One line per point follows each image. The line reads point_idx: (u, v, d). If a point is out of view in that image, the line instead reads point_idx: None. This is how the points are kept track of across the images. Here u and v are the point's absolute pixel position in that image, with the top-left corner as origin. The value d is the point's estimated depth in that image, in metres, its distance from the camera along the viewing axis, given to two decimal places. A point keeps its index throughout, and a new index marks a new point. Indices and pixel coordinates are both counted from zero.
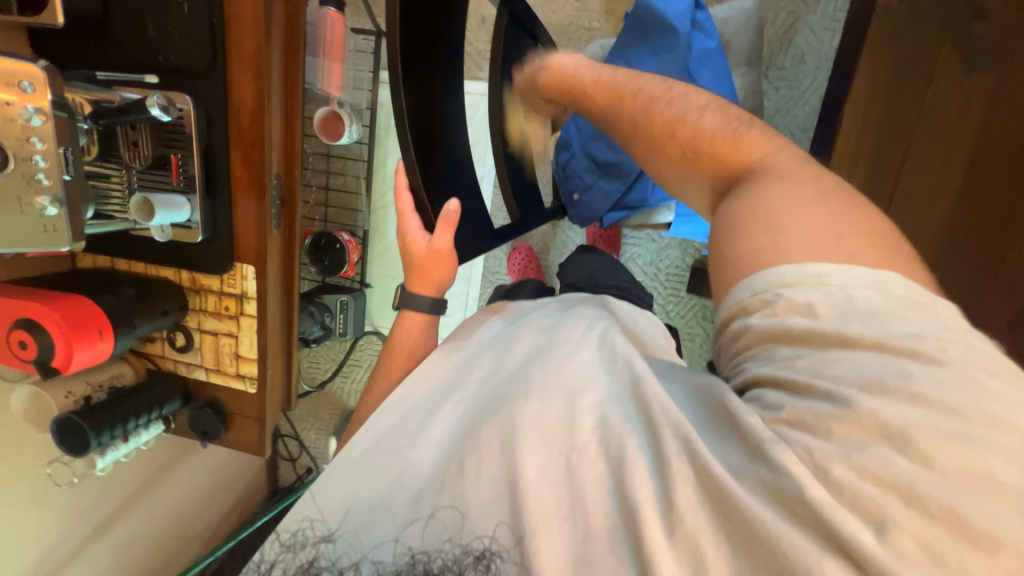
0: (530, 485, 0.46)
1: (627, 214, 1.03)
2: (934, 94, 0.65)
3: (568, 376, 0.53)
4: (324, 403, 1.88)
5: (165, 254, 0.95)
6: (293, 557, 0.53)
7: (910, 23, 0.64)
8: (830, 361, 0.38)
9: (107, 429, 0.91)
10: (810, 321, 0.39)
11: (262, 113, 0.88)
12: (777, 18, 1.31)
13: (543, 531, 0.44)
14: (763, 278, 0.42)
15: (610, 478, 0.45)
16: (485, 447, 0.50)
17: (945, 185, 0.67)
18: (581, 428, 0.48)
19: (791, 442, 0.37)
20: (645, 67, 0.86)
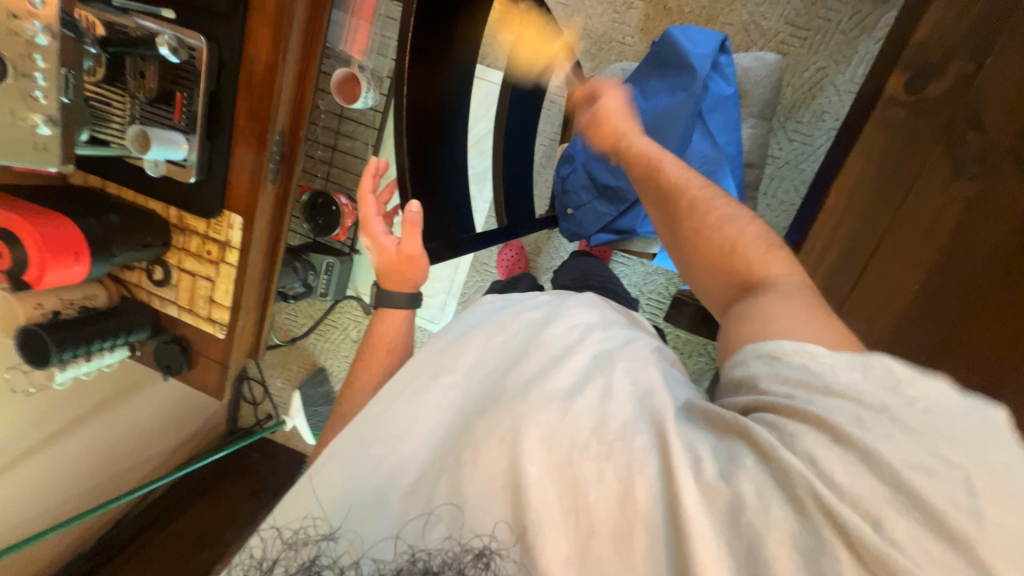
0: (531, 485, 0.45)
1: (615, 238, 1.04)
2: (921, 190, 0.67)
3: (567, 379, 0.52)
4: (295, 356, 1.91)
5: (157, 188, 0.96)
6: (293, 555, 0.51)
7: (913, 117, 0.66)
8: (824, 395, 0.43)
9: (71, 346, 0.92)
10: (802, 370, 0.45)
11: (275, 68, 0.88)
12: (806, 71, 1.31)
13: (548, 527, 0.43)
14: (751, 347, 0.50)
15: (615, 482, 0.44)
16: (483, 440, 0.49)
17: (909, 278, 0.69)
18: (582, 430, 0.47)
19: (799, 451, 0.40)
20: (658, 101, 0.88)
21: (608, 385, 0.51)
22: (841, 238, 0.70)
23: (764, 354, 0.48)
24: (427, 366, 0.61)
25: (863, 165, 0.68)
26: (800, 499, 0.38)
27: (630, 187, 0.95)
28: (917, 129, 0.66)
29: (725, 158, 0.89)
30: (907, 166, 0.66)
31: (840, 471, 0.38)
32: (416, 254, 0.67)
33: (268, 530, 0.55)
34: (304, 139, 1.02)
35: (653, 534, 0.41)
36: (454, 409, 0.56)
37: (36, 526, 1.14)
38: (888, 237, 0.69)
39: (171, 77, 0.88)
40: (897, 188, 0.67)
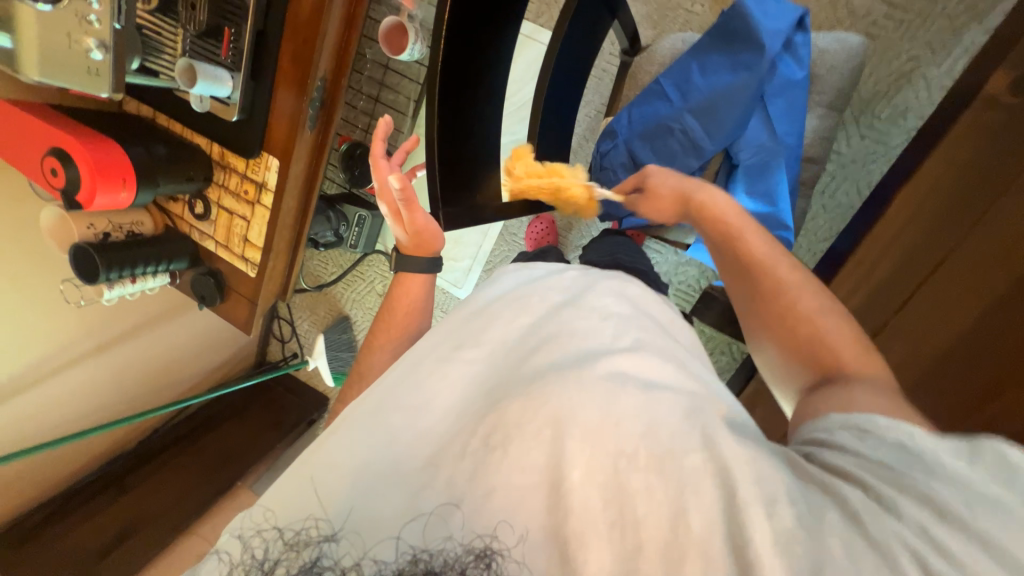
0: (575, 488, 0.42)
1: (649, 223, 0.99)
2: (1000, 210, 0.60)
3: (608, 377, 0.50)
4: (322, 302, 1.98)
5: (202, 124, 0.98)
6: (293, 558, 0.45)
7: (1009, 125, 0.58)
8: (931, 477, 0.40)
9: (117, 267, 0.99)
10: (902, 444, 0.43)
11: (322, 9, 0.86)
12: (895, 61, 1.17)
13: (590, 539, 0.40)
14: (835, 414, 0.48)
15: (666, 500, 0.41)
16: (517, 428, 0.46)
17: (968, 306, 0.63)
18: (629, 437, 0.45)
19: (909, 525, 0.37)
20: (717, 79, 0.81)
21: (651, 391, 0.49)
22: (895, 253, 0.65)
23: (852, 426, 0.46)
24: (451, 345, 0.60)
25: (937, 174, 0.61)
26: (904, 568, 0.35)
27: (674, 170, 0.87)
28: (1011, 139, 0.58)
29: (782, 150, 0.82)
30: (989, 180, 0.60)
31: (947, 549, 0.36)
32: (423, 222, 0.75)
33: (268, 532, 0.48)
34: (345, 87, 1.02)
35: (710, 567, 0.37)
36: (481, 386, 0.54)
37: (83, 423, 1.26)
38: (947, 264, 0.63)
39: (220, 11, 0.87)
40: (970, 204, 0.61)
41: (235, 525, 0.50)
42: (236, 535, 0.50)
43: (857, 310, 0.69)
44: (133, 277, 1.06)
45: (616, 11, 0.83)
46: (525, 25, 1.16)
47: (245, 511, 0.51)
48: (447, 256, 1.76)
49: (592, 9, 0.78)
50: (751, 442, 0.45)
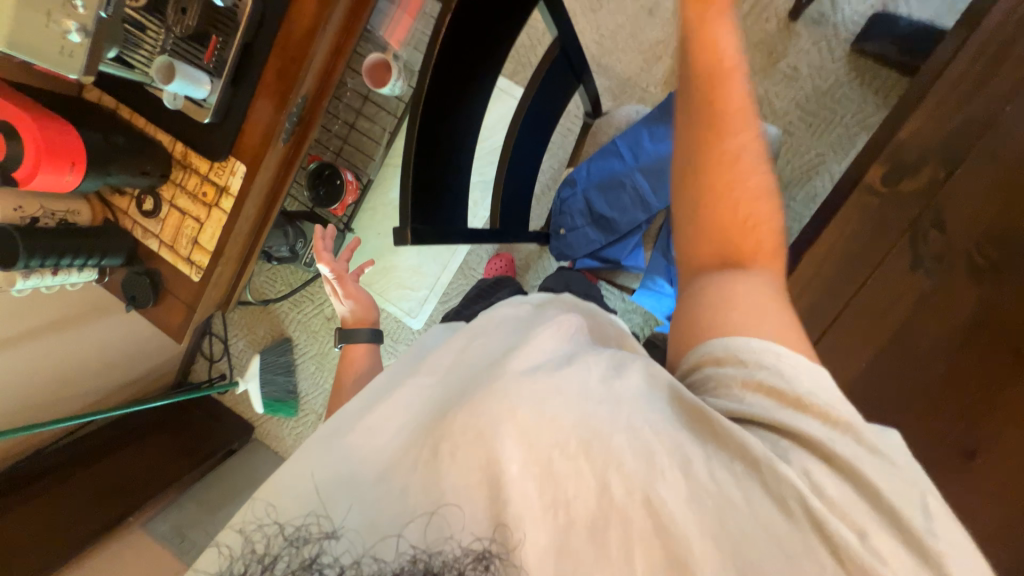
0: (512, 479, 0.46)
1: (599, 265, 1.08)
2: (879, 275, 0.72)
3: (540, 375, 0.49)
4: (263, 321, 1.88)
5: (170, 121, 0.97)
6: (295, 552, 0.48)
7: (883, 210, 0.72)
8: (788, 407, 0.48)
9: (40, 255, 0.91)
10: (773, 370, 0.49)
11: (314, 34, 0.92)
12: (806, 156, 1.40)
13: (529, 520, 0.45)
14: (717, 340, 0.53)
15: (592, 477, 0.45)
16: (459, 434, 0.48)
17: (858, 355, 0.74)
18: (560, 427, 0.47)
19: (794, 462, 0.45)
20: (663, 145, 0.94)
21: (584, 388, 0.49)
22: (803, 307, 0.75)
23: (726, 349, 0.52)
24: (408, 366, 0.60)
25: (833, 244, 0.73)
26: (786, 502, 0.43)
27: (622, 220, 1.00)
28: (885, 221, 0.72)
29: None
30: (872, 251, 0.72)
31: (800, 468, 0.45)
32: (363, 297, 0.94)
33: (271, 526, 0.50)
34: (326, 106, 1.05)
35: (630, 528, 0.44)
36: (428, 401, 0.55)
37: None
38: (838, 323, 0.74)
39: (211, 20, 0.90)
40: (859, 272, 0.73)
41: (237, 518, 0.52)
42: (241, 530, 0.52)
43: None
44: (57, 268, 0.97)
45: (582, 78, 0.94)
46: (503, 79, 1.28)
47: (244, 504, 0.52)
48: (403, 284, 1.76)
49: (562, 73, 0.88)
50: (675, 425, 0.47)
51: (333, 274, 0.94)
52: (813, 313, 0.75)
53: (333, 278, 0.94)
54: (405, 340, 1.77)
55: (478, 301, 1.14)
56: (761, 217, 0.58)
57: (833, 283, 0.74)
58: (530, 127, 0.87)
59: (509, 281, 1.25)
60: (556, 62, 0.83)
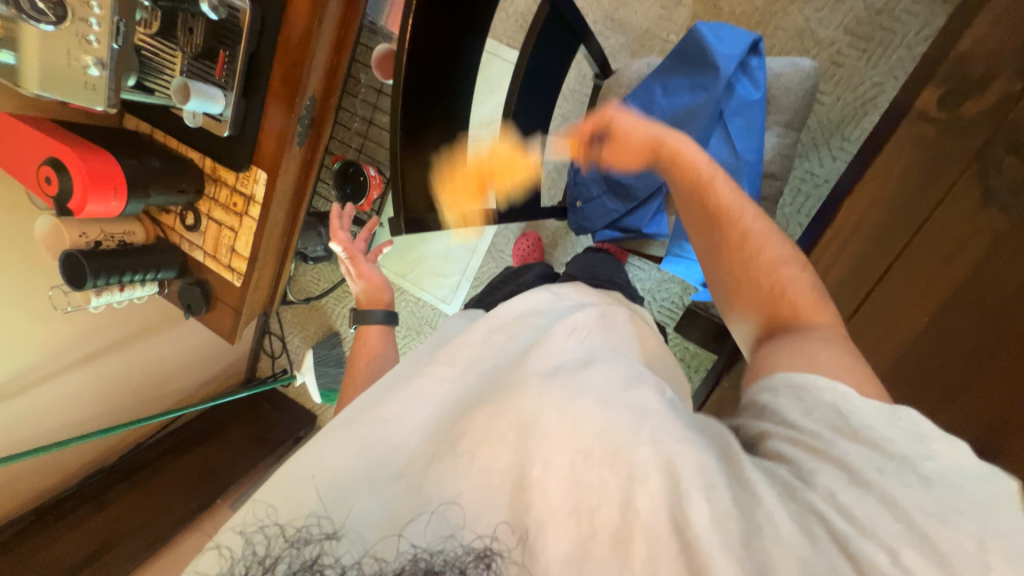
0: (536, 484, 0.45)
1: (622, 236, 1.02)
2: (940, 215, 0.63)
3: (565, 384, 0.51)
4: (313, 318, 2.00)
5: (195, 139, 1.03)
6: (295, 554, 0.47)
7: (943, 141, 0.61)
8: (848, 440, 0.42)
9: (105, 274, 1.02)
10: (838, 405, 0.44)
11: (311, 34, 0.92)
12: (860, 88, 1.23)
13: (550, 529, 0.44)
14: (781, 374, 0.49)
15: (615, 489, 0.44)
16: (481, 435, 0.49)
17: (914, 310, 0.66)
18: (584, 434, 0.47)
19: (819, 485, 0.41)
20: (678, 99, 0.86)
21: (606, 393, 0.50)
22: (846, 262, 0.67)
23: (793, 387, 0.47)
24: (429, 367, 0.61)
25: (879, 186, 0.64)
26: (813, 525, 0.39)
27: (640, 185, 0.93)
28: (944, 152, 0.61)
29: (743, 166, 0.86)
30: (929, 190, 0.62)
31: (832, 496, 0.40)
32: (376, 274, 0.99)
33: (273, 526, 0.50)
34: (334, 106, 1.07)
35: (652, 542, 0.41)
36: (449, 404, 0.57)
37: (61, 435, 1.28)
38: (892, 272, 0.66)
39: (217, 35, 0.93)
40: (914, 214, 0.64)
41: (237, 520, 0.52)
42: (241, 531, 0.51)
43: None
44: (122, 285, 1.08)
45: (582, 37, 0.88)
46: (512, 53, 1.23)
47: (244, 506, 0.52)
48: (436, 272, 1.79)
49: (559, 33, 0.82)
50: (698, 434, 0.47)
51: (348, 254, 0.99)
52: (854, 268, 0.67)
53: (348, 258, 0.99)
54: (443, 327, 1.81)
55: (504, 284, 1.13)
56: (783, 279, 0.57)
57: (877, 233, 0.65)
58: (530, 98, 0.83)
59: (536, 265, 1.22)
60: (549, 23, 0.78)
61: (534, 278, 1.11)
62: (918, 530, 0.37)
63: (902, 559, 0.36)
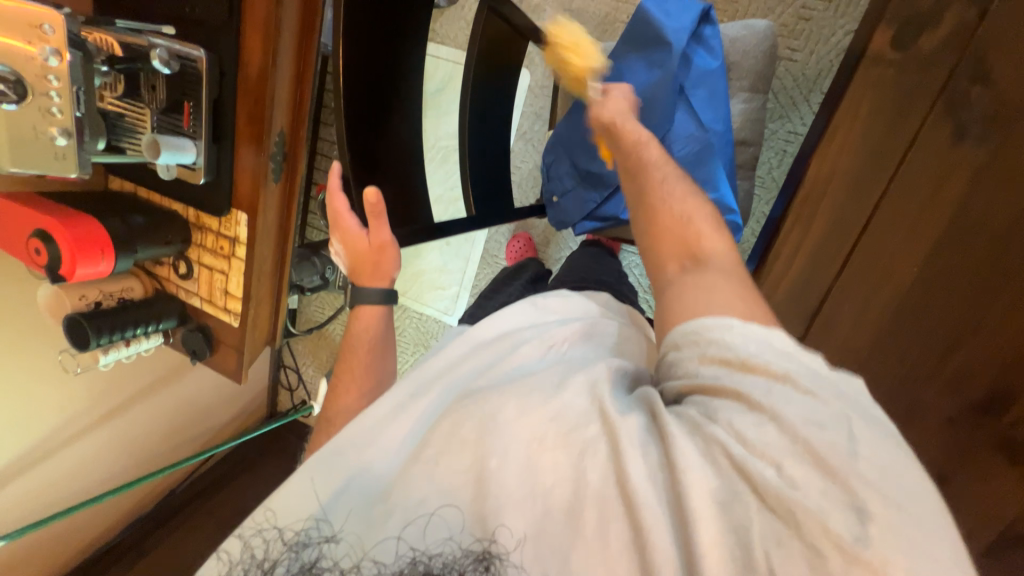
0: (493, 476, 0.46)
1: (602, 226, 0.99)
2: (912, 161, 0.61)
3: (525, 380, 0.53)
4: (323, 346, 2.03)
5: (176, 190, 1.06)
6: (295, 557, 0.50)
7: (898, 86, 0.60)
8: (744, 372, 0.45)
9: (108, 333, 1.05)
10: (728, 343, 0.47)
11: (266, 71, 0.93)
12: (833, 37, 1.19)
13: (509, 513, 0.45)
14: (678, 330, 0.51)
15: (567, 466, 0.45)
16: (443, 437, 0.50)
17: (901, 263, 0.64)
18: (538, 422, 0.48)
19: (721, 421, 0.44)
20: (634, 80, 0.85)
21: (564, 382, 0.52)
22: (825, 220, 0.66)
23: (689, 337, 0.50)
24: (409, 391, 0.60)
25: (843, 140, 0.63)
26: (723, 465, 0.42)
27: (611, 172, 0.91)
28: (899, 94, 0.60)
29: (712, 138, 0.84)
30: (891, 135, 0.61)
31: (736, 432, 0.42)
32: (387, 239, 0.77)
33: (271, 531, 0.52)
34: (304, 137, 1.07)
35: (604, 512, 0.43)
36: (423, 420, 0.56)
37: (94, 491, 1.33)
38: (862, 246, 0.65)
39: (180, 87, 0.95)
40: (876, 178, 0.63)
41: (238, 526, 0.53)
42: (240, 535, 0.53)
43: (794, 293, 0.71)
44: (127, 339, 1.12)
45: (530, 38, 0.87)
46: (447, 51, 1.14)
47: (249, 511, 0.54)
48: (434, 285, 1.80)
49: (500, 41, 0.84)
50: (638, 404, 0.49)
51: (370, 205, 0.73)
52: (829, 229, 0.67)
53: (367, 209, 0.73)
54: None
55: (495, 295, 1.08)
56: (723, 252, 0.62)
57: (849, 197, 0.65)
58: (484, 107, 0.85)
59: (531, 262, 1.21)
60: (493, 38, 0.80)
61: (521, 287, 1.07)
62: (801, 440, 0.40)
63: (798, 477, 0.39)
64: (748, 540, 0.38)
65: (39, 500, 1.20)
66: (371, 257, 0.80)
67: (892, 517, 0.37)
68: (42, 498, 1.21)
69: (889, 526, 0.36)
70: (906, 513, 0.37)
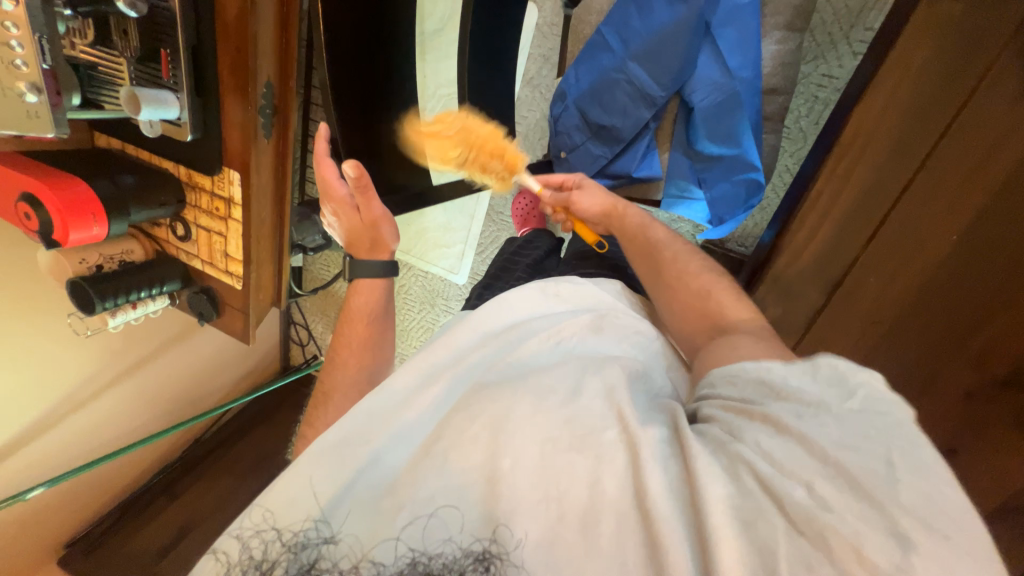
0: (506, 476, 0.48)
1: (613, 185, 0.92)
2: (958, 129, 0.69)
3: (543, 379, 0.57)
4: (332, 304, 2.04)
5: (164, 149, 1.01)
6: (294, 558, 0.50)
7: (964, 43, 0.65)
8: (778, 400, 0.50)
9: (112, 297, 1.04)
10: (767, 375, 0.53)
11: (246, 13, 0.85)
12: None
13: (522, 516, 0.46)
14: (718, 370, 0.59)
15: (585, 471, 0.47)
16: (459, 435, 0.53)
17: (938, 232, 0.74)
18: (556, 424, 0.51)
19: (748, 440, 0.47)
20: (657, 18, 0.77)
21: (580, 386, 0.56)
22: (866, 177, 0.75)
23: (727, 375, 0.57)
24: (418, 379, 0.65)
25: (890, 95, 0.70)
26: (742, 479, 0.44)
27: (624, 125, 0.84)
28: (957, 52, 0.66)
29: (737, 85, 0.76)
30: (945, 96, 0.68)
31: (761, 450, 0.45)
32: (379, 214, 0.80)
33: (268, 531, 0.52)
34: (294, 88, 1.00)
35: (620, 520, 0.44)
36: (434, 413, 0.60)
37: (122, 441, 1.41)
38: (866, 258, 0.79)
39: (153, 32, 0.87)
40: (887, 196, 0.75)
41: (234, 525, 0.53)
42: (238, 534, 0.53)
43: (825, 255, 0.82)
44: (134, 302, 1.12)
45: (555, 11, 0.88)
46: None
47: (243, 512, 0.53)
48: (438, 244, 1.76)
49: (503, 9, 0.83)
50: (651, 415, 0.53)
51: (355, 181, 0.74)
52: (863, 196, 0.77)
53: (354, 184, 0.74)
54: (456, 297, 1.81)
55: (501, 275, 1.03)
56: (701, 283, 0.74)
57: (889, 158, 0.73)
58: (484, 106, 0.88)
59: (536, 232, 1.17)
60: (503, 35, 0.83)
61: (526, 272, 1.00)
62: (835, 461, 0.42)
63: (824, 495, 0.41)
64: (772, 561, 0.39)
65: (70, 451, 1.27)
66: (362, 228, 0.83)
67: (933, 541, 0.37)
68: (72, 449, 1.28)
69: (932, 555, 0.37)
70: (941, 535, 0.37)
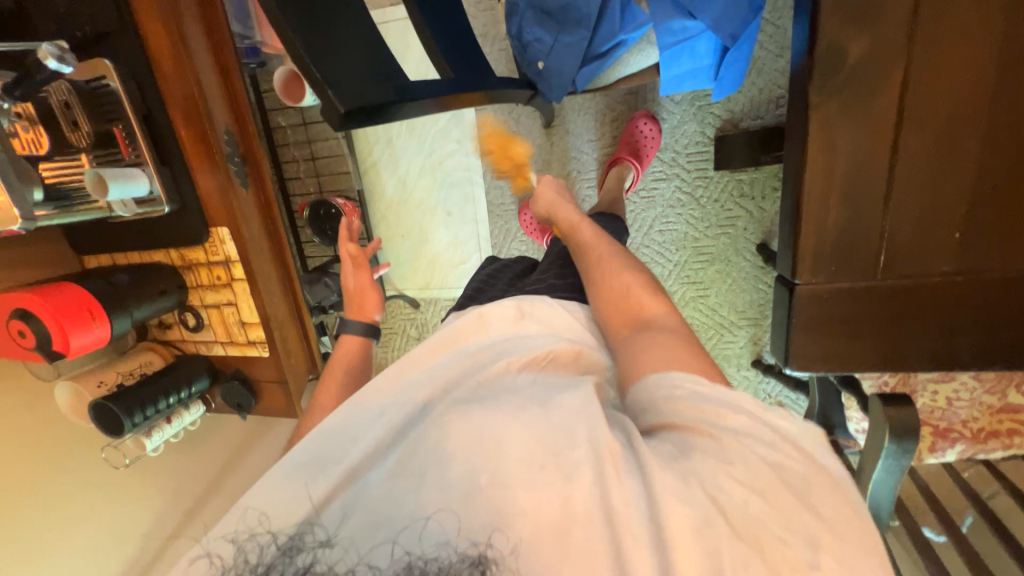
0: (487, 489, 0.40)
1: (601, 66, 0.86)
2: None
3: (516, 396, 0.48)
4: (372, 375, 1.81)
5: (149, 236, 0.97)
6: (289, 563, 0.42)
7: None
8: (722, 420, 0.43)
9: (139, 410, 0.94)
10: (700, 393, 0.45)
11: (183, 58, 0.83)
12: None
13: (515, 545, 0.38)
14: (648, 382, 0.49)
15: (558, 487, 0.40)
16: (436, 448, 0.44)
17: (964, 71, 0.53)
18: (530, 435, 0.43)
19: (694, 472, 0.40)
20: None
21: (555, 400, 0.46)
22: None
23: (660, 387, 0.47)
24: (395, 403, 0.54)
25: None
26: (702, 502, 0.38)
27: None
28: None
29: None
30: None
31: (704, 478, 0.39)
32: (361, 282, 0.83)
33: (264, 535, 0.44)
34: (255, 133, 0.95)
35: (596, 532, 0.38)
36: (402, 436, 0.49)
37: None
38: (903, 131, 0.56)
39: (105, 113, 0.86)
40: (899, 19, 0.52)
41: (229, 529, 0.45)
42: (234, 538, 0.45)
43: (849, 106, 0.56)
44: (168, 414, 1.01)
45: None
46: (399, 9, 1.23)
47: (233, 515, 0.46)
48: (454, 264, 1.65)
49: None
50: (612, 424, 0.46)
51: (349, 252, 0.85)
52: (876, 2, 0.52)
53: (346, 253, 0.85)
54: None
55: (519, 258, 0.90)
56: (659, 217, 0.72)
57: None
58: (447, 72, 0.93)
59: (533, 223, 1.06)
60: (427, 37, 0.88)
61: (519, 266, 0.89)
62: (757, 491, 0.38)
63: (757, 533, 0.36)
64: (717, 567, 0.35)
65: None
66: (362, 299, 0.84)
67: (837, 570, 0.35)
68: None
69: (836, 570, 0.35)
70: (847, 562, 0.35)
